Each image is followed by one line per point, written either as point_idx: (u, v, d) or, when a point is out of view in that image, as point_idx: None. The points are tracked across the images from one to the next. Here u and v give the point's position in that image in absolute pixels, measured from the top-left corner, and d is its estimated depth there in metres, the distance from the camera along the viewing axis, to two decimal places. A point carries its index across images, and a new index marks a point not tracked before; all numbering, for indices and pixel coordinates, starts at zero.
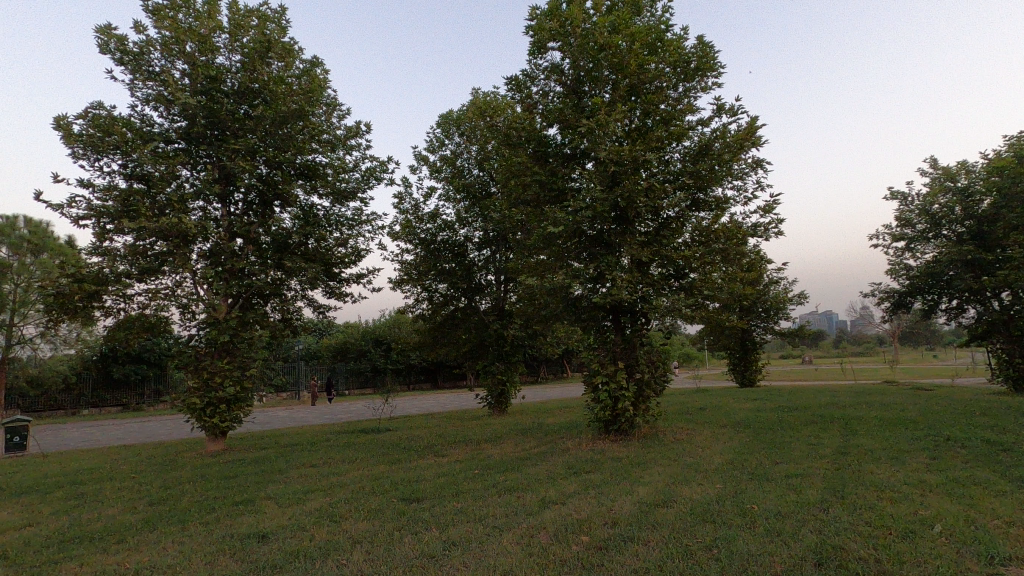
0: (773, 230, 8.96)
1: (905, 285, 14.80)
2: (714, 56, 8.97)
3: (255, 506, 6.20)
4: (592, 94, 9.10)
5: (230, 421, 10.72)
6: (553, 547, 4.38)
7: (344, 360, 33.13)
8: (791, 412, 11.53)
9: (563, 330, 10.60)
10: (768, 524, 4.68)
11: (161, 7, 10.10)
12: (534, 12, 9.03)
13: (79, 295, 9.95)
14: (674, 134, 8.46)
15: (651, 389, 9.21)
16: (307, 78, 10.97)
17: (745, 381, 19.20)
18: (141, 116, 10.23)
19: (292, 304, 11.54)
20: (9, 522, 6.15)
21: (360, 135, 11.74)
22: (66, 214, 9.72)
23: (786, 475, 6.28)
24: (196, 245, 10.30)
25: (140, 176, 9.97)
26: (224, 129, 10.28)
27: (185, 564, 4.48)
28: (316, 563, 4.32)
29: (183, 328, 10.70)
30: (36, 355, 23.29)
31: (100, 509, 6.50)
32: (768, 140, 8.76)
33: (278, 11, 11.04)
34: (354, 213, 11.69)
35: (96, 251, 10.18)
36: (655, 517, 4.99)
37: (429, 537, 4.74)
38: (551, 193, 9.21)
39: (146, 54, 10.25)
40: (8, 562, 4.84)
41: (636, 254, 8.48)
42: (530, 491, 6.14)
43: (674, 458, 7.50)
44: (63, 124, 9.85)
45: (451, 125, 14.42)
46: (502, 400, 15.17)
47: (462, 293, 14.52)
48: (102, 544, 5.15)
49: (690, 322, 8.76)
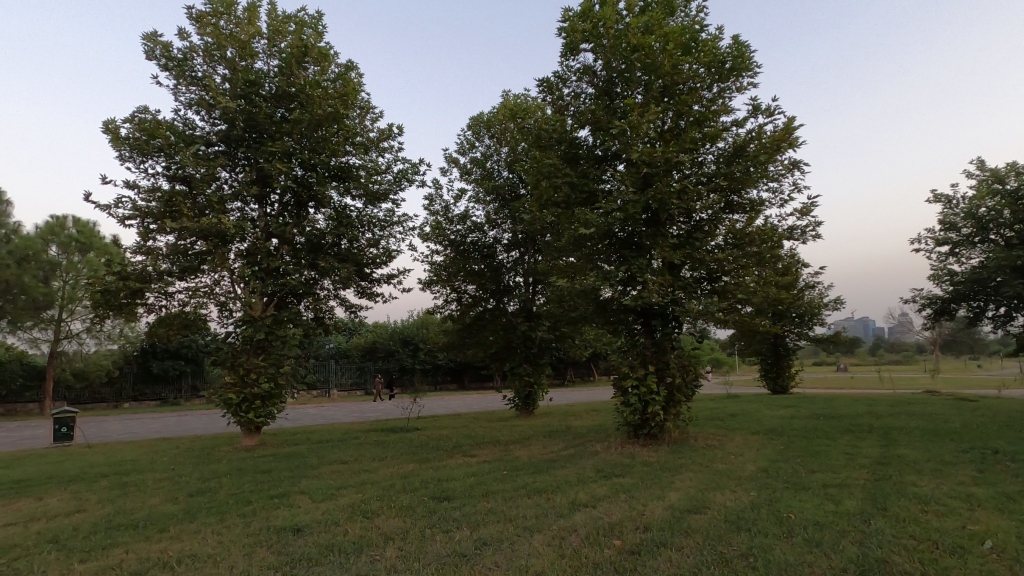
0: (810, 233, 8.74)
1: (948, 291, 14.22)
2: (750, 56, 8.87)
3: (290, 500, 6.35)
4: (625, 95, 9.06)
5: (264, 417, 10.96)
6: (585, 550, 4.36)
7: (373, 360, 33.57)
8: (827, 420, 11.21)
9: (592, 333, 10.53)
10: (807, 534, 4.57)
11: (204, 14, 10.44)
12: (567, 13, 9.01)
13: (124, 293, 10.36)
14: (708, 135, 8.34)
15: (682, 393, 9.07)
16: (341, 82, 11.16)
17: (778, 389, 18.68)
18: (184, 120, 10.59)
19: (325, 303, 11.79)
20: (60, 509, 6.43)
21: (392, 137, 11.92)
22: (113, 214, 10.15)
23: (823, 485, 6.12)
24: (234, 245, 10.57)
25: (182, 178, 10.30)
26: (262, 133, 10.56)
27: (225, 555, 4.60)
28: (350, 557, 4.40)
29: (221, 326, 11.03)
30: (82, 350, 24.33)
31: (143, 499, 6.72)
32: (806, 141, 8.56)
33: (315, 17, 11.29)
34: (386, 214, 11.85)
35: (140, 250, 10.57)
36: (688, 523, 4.91)
37: (461, 536, 4.77)
38: (581, 195, 9.17)
39: (190, 60, 10.60)
40: (60, 546, 5.06)
41: (668, 257, 8.37)
42: (561, 494, 6.12)
43: (706, 464, 7.38)
44: (111, 127, 10.27)
45: (482, 127, 14.50)
46: (531, 401, 14.95)
47: (491, 294, 14.60)
48: (146, 533, 5.34)
49: (722, 326, 8.62)
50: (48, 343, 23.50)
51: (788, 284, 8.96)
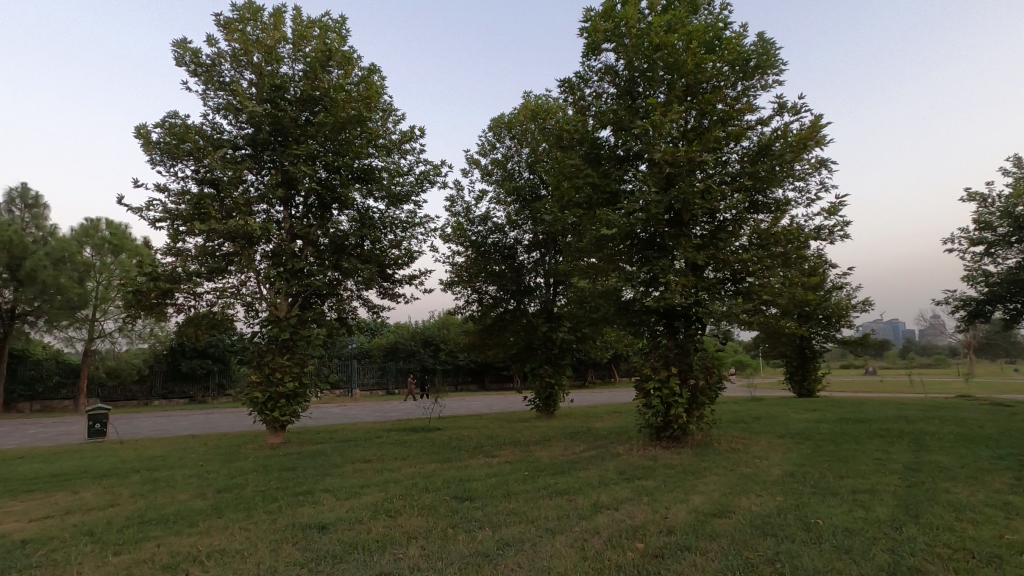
0: (838, 233, 8.56)
1: (983, 293, 13.77)
2: (776, 54, 8.76)
3: (315, 498, 6.44)
4: (647, 95, 8.99)
5: (289, 416, 11.13)
6: (608, 552, 4.33)
7: (394, 360, 33.89)
8: (856, 425, 10.94)
9: (614, 334, 10.46)
10: (835, 540, 4.47)
11: (231, 20, 10.66)
12: (589, 13, 8.98)
13: (155, 293, 10.63)
14: (733, 135, 8.23)
15: (705, 396, 8.95)
16: (364, 85, 11.29)
17: (805, 392, 18.32)
18: (212, 124, 10.82)
19: (348, 304, 11.92)
20: (94, 503, 6.62)
21: (414, 140, 12.02)
22: (144, 216, 10.44)
23: (852, 490, 5.98)
24: (260, 247, 10.76)
25: (211, 181, 10.53)
26: (287, 136, 10.74)
27: (252, 550, 4.68)
28: (374, 555, 4.45)
29: (247, 326, 11.23)
30: (114, 349, 25.07)
31: (173, 495, 6.89)
32: (834, 139, 8.40)
33: (339, 21, 11.45)
34: (408, 215, 11.97)
35: (171, 252, 10.84)
36: (712, 527, 4.85)
37: (483, 536, 4.79)
38: (603, 195, 9.12)
39: (218, 66, 10.84)
40: (96, 539, 5.22)
41: (691, 257, 8.28)
42: (583, 495, 6.10)
43: (730, 468, 7.27)
44: (143, 132, 10.56)
45: (503, 128, 14.53)
46: (551, 403, 14.93)
47: (511, 295, 14.60)
48: (176, 527, 5.47)
49: (746, 328, 8.48)
50: (82, 342, 24.28)
51: (815, 285, 8.79)
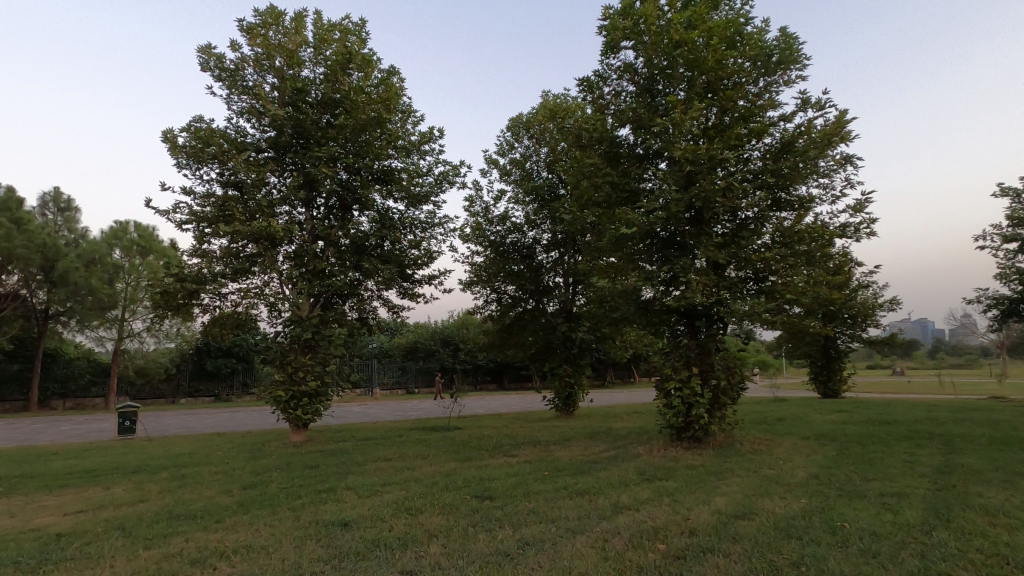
0: (864, 231, 8.38)
1: (1016, 291, 13.36)
2: (799, 48, 8.61)
3: (338, 495, 6.52)
4: (667, 92, 8.90)
5: (311, 414, 11.29)
6: (629, 553, 4.31)
7: (414, 359, 34.14)
8: (884, 426, 10.70)
9: (634, 334, 10.39)
10: (863, 544, 4.39)
11: (254, 25, 10.84)
12: (607, 12, 8.93)
13: (182, 294, 10.86)
14: (755, 131, 8.11)
15: (727, 396, 8.84)
16: (384, 87, 11.38)
17: (829, 393, 17.99)
18: (236, 128, 11.03)
19: (369, 304, 12.04)
20: (124, 498, 6.80)
21: (433, 140, 12.10)
22: (171, 218, 10.68)
23: (880, 493, 5.85)
24: (282, 248, 10.93)
25: (235, 184, 10.72)
26: (309, 138, 10.90)
27: (277, 546, 4.77)
28: (396, 553, 4.49)
29: (271, 326, 11.42)
30: (143, 348, 25.69)
31: (200, 491, 7.04)
32: (860, 134, 8.23)
33: (359, 24, 11.57)
34: (427, 216, 12.05)
35: (197, 253, 11.07)
36: (735, 529, 4.80)
37: (503, 535, 4.81)
38: (622, 194, 9.07)
39: (241, 70, 11.03)
40: (127, 533, 5.35)
41: (712, 256, 8.19)
42: (603, 496, 6.07)
43: (754, 470, 7.17)
44: (169, 137, 10.81)
45: (521, 127, 14.54)
46: (571, 403, 14.89)
47: (531, 295, 14.60)
48: (203, 523, 5.59)
49: (769, 328, 8.35)
50: (112, 341, 24.93)
51: (840, 284, 8.62)
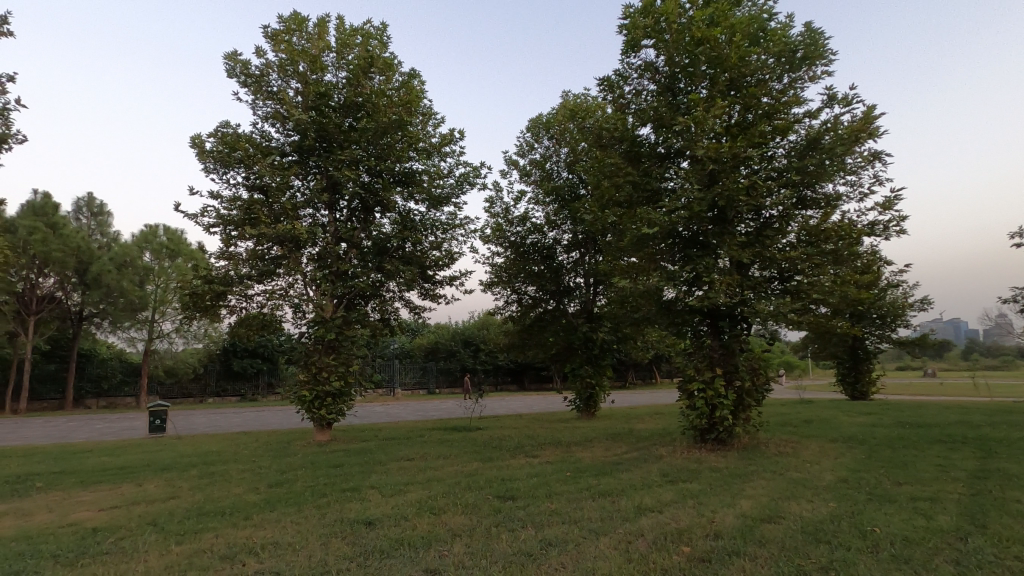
0: (894, 229, 8.18)
1: None
2: (824, 43, 8.45)
3: (362, 494, 6.61)
4: (688, 91, 8.82)
5: (335, 414, 11.44)
6: (652, 555, 4.28)
7: (435, 360, 34.38)
8: (916, 429, 10.42)
9: (656, 334, 10.30)
10: (894, 550, 4.29)
11: (278, 32, 11.06)
12: (628, 10, 8.87)
13: (210, 295, 11.11)
14: (779, 128, 7.98)
15: (752, 398, 8.72)
16: (405, 90, 11.47)
17: (858, 395, 17.60)
18: (261, 133, 11.26)
19: (390, 305, 12.16)
20: (157, 494, 6.99)
21: (454, 142, 12.17)
22: (199, 222, 10.94)
23: (912, 498, 5.70)
24: (306, 250, 11.11)
25: (260, 187, 10.91)
26: (332, 142, 11.06)
27: (304, 543, 4.85)
28: (419, 551, 4.53)
29: (295, 326, 11.60)
30: (172, 348, 26.32)
31: (229, 489, 7.20)
32: (888, 130, 8.05)
33: (380, 28, 11.70)
34: (448, 218, 12.13)
35: (224, 256, 11.32)
36: (762, 532, 4.73)
37: (525, 535, 4.82)
38: (644, 194, 9.00)
39: (266, 76, 11.25)
40: (159, 529, 5.50)
41: (736, 256, 8.08)
42: (625, 497, 6.04)
43: (779, 472, 7.06)
44: (197, 142, 11.07)
45: (541, 128, 14.54)
46: (592, 404, 14.83)
47: (551, 295, 14.57)
48: (232, 520, 5.71)
49: (794, 328, 8.20)
50: (143, 342, 25.60)
51: (868, 284, 8.43)
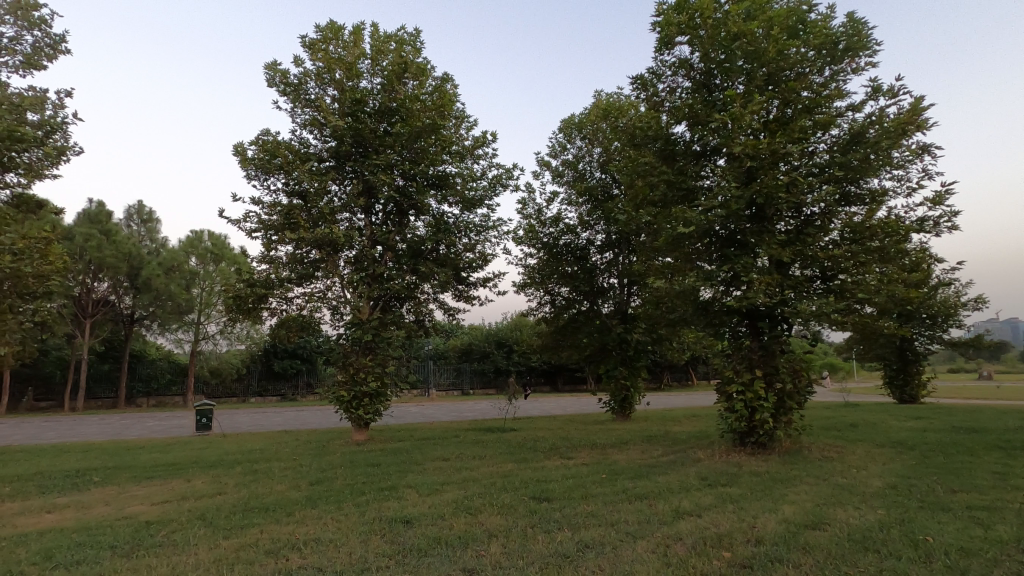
0: (945, 225, 7.84)
1: None
2: (868, 33, 8.17)
3: (399, 493, 6.72)
4: (724, 87, 8.65)
5: (372, 414, 11.65)
6: (692, 560, 4.22)
7: (469, 360, 34.64)
8: (971, 435, 9.94)
9: (692, 335, 10.13)
10: (949, 560, 4.10)
11: (316, 41, 11.33)
12: (662, 7, 8.75)
13: (252, 298, 11.47)
14: (821, 123, 7.75)
15: (794, 401, 8.49)
16: (438, 94, 11.62)
17: (907, 398, 16.89)
18: (300, 139, 11.57)
19: (425, 306, 12.34)
20: (204, 490, 7.25)
21: (487, 144, 12.26)
22: (242, 227, 11.32)
23: (967, 507, 5.44)
24: (344, 253, 11.35)
25: (299, 193, 11.20)
26: (367, 147, 11.28)
27: (344, 541, 4.95)
28: (457, 550, 4.58)
29: (333, 328, 11.87)
30: (216, 350, 27.24)
31: (272, 486, 7.41)
32: (939, 122, 7.72)
33: (414, 34, 11.87)
34: (481, 220, 12.22)
35: (265, 260, 11.66)
36: (807, 539, 4.60)
37: (562, 537, 4.80)
38: (679, 193, 8.87)
39: (304, 84, 11.55)
40: (208, 523, 5.71)
41: (776, 255, 7.87)
42: (663, 500, 5.95)
43: (823, 478, 6.85)
44: (240, 150, 11.45)
45: (573, 129, 14.48)
46: (627, 406, 14.67)
47: (585, 296, 14.49)
48: (275, 516, 5.88)
49: (839, 328, 7.93)
50: (189, 343, 26.56)
51: (917, 282, 8.10)
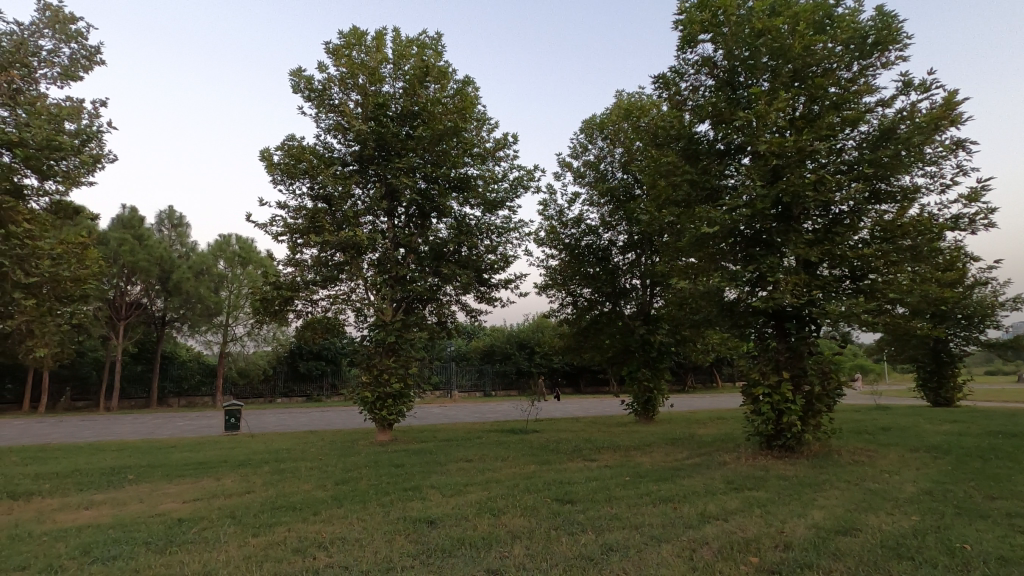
0: (981, 222, 7.59)
1: None
2: (899, 27, 7.97)
3: (423, 493, 6.77)
4: (749, 85, 8.52)
5: (395, 415, 11.75)
6: (719, 565, 4.16)
7: (491, 361, 34.72)
8: (1011, 439, 9.59)
9: (716, 336, 9.98)
10: (987, 569, 3.97)
11: (339, 47, 11.50)
12: (684, 5, 8.67)
13: (278, 300, 11.68)
14: (849, 119, 7.58)
15: (822, 403, 8.30)
16: (459, 97, 11.71)
17: (941, 402, 16.37)
18: (324, 144, 11.76)
19: (447, 308, 12.42)
20: (234, 489, 7.41)
21: (507, 146, 12.29)
22: (268, 231, 11.55)
23: (1007, 514, 5.26)
24: (367, 256, 11.48)
25: (323, 196, 11.37)
26: (390, 150, 11.41)
27: (369, 540, 5.01)
28: (480, 551, 4.59)
29: (357, 329, 12.02)
30: (244, 351, 27.76)
31: (299, 485, 7.53)
32: (973, 116, 7.49)
33: (435, 38, 11.98)
34: (503, 221, 12.25)
35: (291, 263, 11.87)
36: (837, 545, 4.49)
37: (585, 539, 4.79)
38: (702, 192, 8.78)
39: (328, 90, 11.74)
40: (237, 521, 5.83)
41: (803, 254, 7.71)
42: (688, 504, 5.88)
43: (854, 482, 6.68)
44: (266, 156, 11.69)
45: (595, 129, 14.43)
46: (651, 408, 14.53)
47: (607, 297, 14.40)
48: (301, 514, 5.98)
49: (869, 329, 7.74)
50: (218, 345, 27.11)
51: (951, 282, 7.86)
